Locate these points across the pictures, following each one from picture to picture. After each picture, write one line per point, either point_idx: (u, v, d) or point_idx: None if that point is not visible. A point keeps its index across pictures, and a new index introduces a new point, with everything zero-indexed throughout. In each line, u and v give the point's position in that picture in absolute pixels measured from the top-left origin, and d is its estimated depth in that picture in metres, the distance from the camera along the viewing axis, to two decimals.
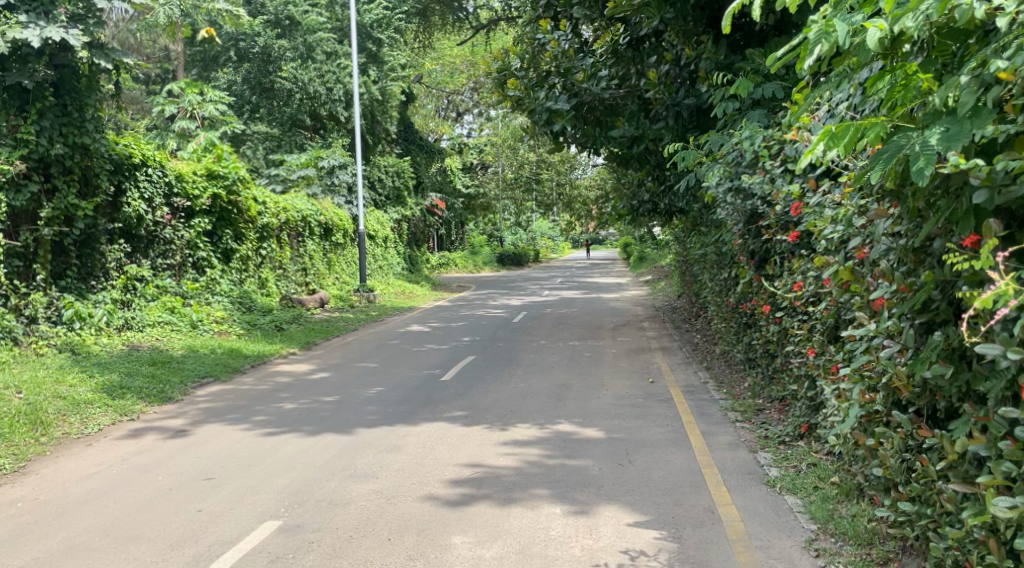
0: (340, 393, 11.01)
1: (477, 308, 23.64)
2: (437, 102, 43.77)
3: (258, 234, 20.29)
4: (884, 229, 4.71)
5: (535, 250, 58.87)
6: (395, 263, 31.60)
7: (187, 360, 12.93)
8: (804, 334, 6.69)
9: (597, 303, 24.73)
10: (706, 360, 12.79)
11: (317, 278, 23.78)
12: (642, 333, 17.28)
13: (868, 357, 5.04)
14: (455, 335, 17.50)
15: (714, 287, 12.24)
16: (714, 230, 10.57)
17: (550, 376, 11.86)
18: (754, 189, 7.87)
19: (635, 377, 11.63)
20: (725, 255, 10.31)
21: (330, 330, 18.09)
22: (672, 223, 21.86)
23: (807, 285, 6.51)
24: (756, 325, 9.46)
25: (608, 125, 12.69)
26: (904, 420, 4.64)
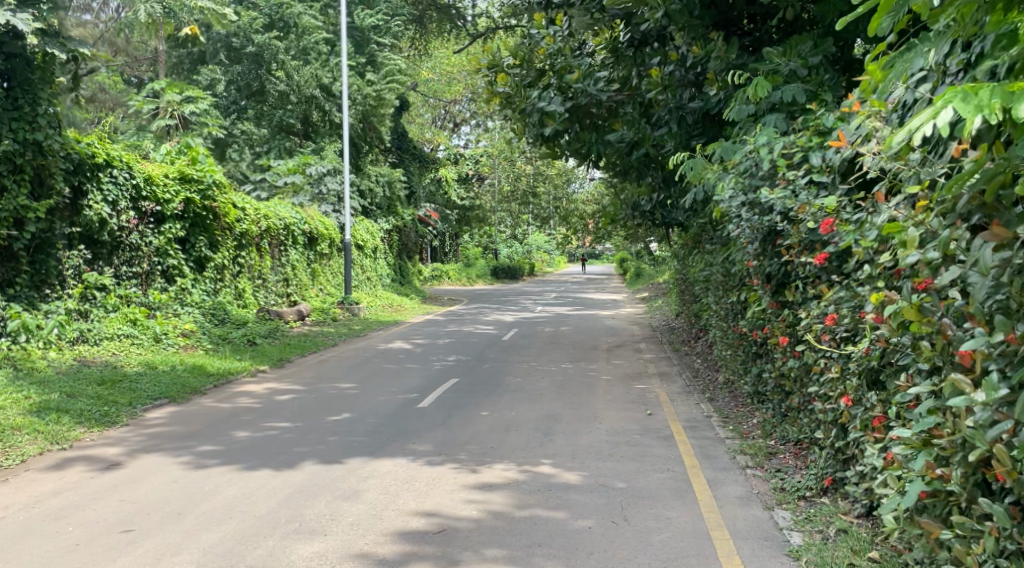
0: (304, 419, 9.95)
1: (466, 324, 22.57)
2: (433, 111, 42.86)
3: (236, 241, 19.19)
4: (988, 257, 3.62)
5: (530, 263, 57.89)
6: (385, 275, 30.49)
7: (143, 379, 11.83)
8: (836, 376, 5.66)
9: (592, 321, 23.66)
10: (709, 389, 11.74)
11: (299, 290, 22.70)
12: (639, 356, 16.20)
13: (943, 423, 3.99)
14: (439, 354, 16.44)
15: (719, 311, 11.23)
16: (722, 249, 9.54)
17: (537, 405, 10.80)
18: (774, 204, 6.77)
19: (630, 407, 10.57)
20: (734, 277, 9.29)
21: (307, 346, 17.02)
22: (671, 240, 20.89)
23: (844, 318, 5.47)
24: (769, 357, 8.43)
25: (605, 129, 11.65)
26: (1003, 515, 3.68)
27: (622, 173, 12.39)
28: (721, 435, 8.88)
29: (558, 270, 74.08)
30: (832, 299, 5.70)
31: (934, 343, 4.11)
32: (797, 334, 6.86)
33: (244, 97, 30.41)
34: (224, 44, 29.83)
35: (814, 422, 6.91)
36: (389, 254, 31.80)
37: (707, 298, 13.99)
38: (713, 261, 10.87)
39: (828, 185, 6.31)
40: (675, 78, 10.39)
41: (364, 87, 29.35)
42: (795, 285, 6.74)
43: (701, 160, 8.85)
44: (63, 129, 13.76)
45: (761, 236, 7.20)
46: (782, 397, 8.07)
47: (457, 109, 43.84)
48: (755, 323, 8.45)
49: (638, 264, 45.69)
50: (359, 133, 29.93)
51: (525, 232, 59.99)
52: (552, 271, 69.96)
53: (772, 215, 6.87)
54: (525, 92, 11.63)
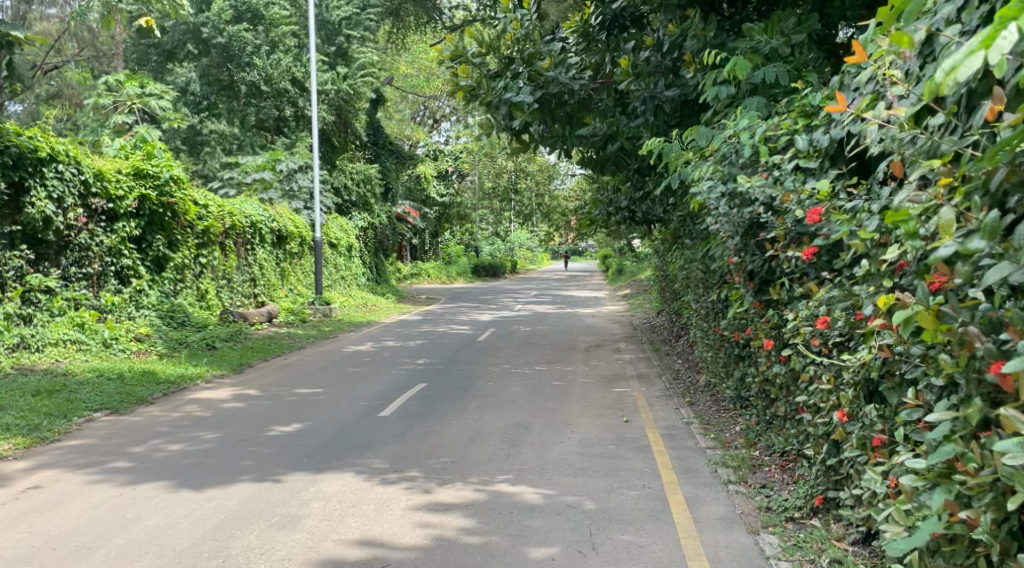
0: (252, 430, 9.19)
1: (441, 324, 21.80)
2: (410, 107, 41.99)
3: (198, 239, 18.35)
4: None
5: (512, 261, 57.08)
6: (361, 274, 29.62)
7: (84, 388, 11.04)
8: (829, 387, 4.99)
9: (571, 320, 22.95)
10: (688, 393, 11.05)
11: (267, 290, 21.87)
12: (618, 356, 15.53)
13: (980, 460, 3.55)
14: (408, 356, 15.69)
15: (699, 310, 10.58)
16: (701, 243, 8.88)
17: (507, 412, 10.08)
18: (755, 193, 6.08)
19: (605, 414, 9.89)
20: (714, 273, 8.62)
21: (270, 349, 16.25)
22: (652, 236, 20.26)
23: (839, 319, 4.80)
24: (752, 361, 7.74)
25: (578, 123, 10.85)
26: None
27: (598, 164, 11.64)
28: (701, 443, 8.20)
29: (541, 267, 73.29)
30: (821, 299, 5.05)
31: (957, 356, 3.65)
32: (783, 337, 6.20)
33: (214, 91, 28.91)
34: (192, 35, 28.30)
35: (803, 434, 6.23)
36: (365, 252, 30.93)
37: (688, 295, 13.31)
38: (693, 256, 10.16)
39: (816, 170, 5.65)
40: (650, 64, 9.53)
41: (339, 83, 28.56)
42: (780, 283, 6.08)
43: (677, 147, 8.14)
44: (2, 121, 12.99)
45: (733, 234, 6.53)
46: (766, 402, 7.40)
47: (436, 105, 42.95)
48: (738, 323, 7.78)
49: (621, 260, 45.04)
50: (332, 129, 29.00)
51: (506, 228, 59.13)
52: (534, 268, 69.23)
53: (753, 205, 6.19)
54: (489, 84, 10.57)
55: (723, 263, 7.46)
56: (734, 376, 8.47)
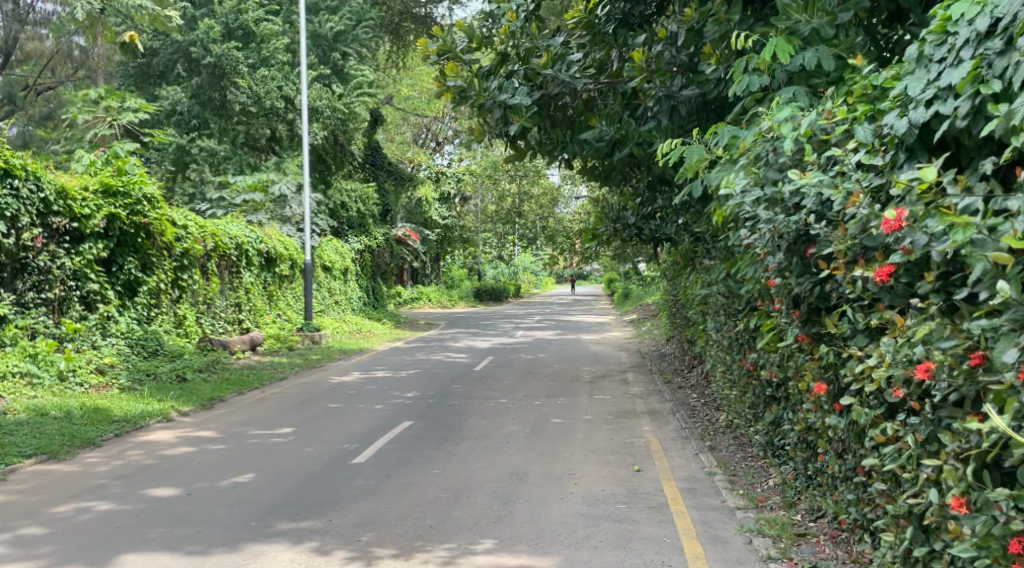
0: (200, 484, 7.88)
1: (437, 352, 20.40)
2: (412, 129, 40.79)
3: (176, 262, 16.94)
4: None
5: (515, 285, 55.75)
6: (357, 298, 28.21)
7: (23, 429, 9.78)
8: (934, 460, 3.82)
9: (576, 347, 21.56)
10: (708, 435, 9.64)
11: (253, 315, 20.37)
12: (626, 389, 14.18)
13: None
14: (397, 388, 14.32)
15: (721, 341, 9.24)
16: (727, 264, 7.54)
17: (500, 458, 8.72)
18: (806, 195, 4.72)
19: (614, 461, 8.57)
20: (743, 298, 7.30)
21: (250, 380, 14.88)
22: (662, 257, 18.93)
23: (946, 373, 3.65)
24: (792, 405, 6.38)
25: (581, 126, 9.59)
26: None
27: (607, 175, 10.26)
28: (729, 502, 6.82)
29: (547, 291, 72.07)
30: (912, 337, 3.87)
31: None
32: (841, 381, 4.90)
33: (207, 111, 27.07)
34: (183, 55, 27.04)
35: (867, 501, 4.84)
36: (361, 276, 29.48)
37: (705, 322, 11.88)
38: (715, 277, 8.65)
39: (886, 165, 4.35)
40: (664, 59, 8.48)
41: (332, 100, 26.78)
42: (836, 311, 4.80)
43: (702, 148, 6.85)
44: None
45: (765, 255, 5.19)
46: (809, 454, 6.04)
47: (439, 126, 41.74)
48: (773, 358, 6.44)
49: (627, 284, 43.63)
50: (326, 147, 27.29)
51: (511, 253, 57.64)
52: (539, 292, 67.71)
53: (801, 213, 4.82)
54: (483, 83, 9.19)
55: (757, 287, 6.15)
56: (765, 418, 7.10)
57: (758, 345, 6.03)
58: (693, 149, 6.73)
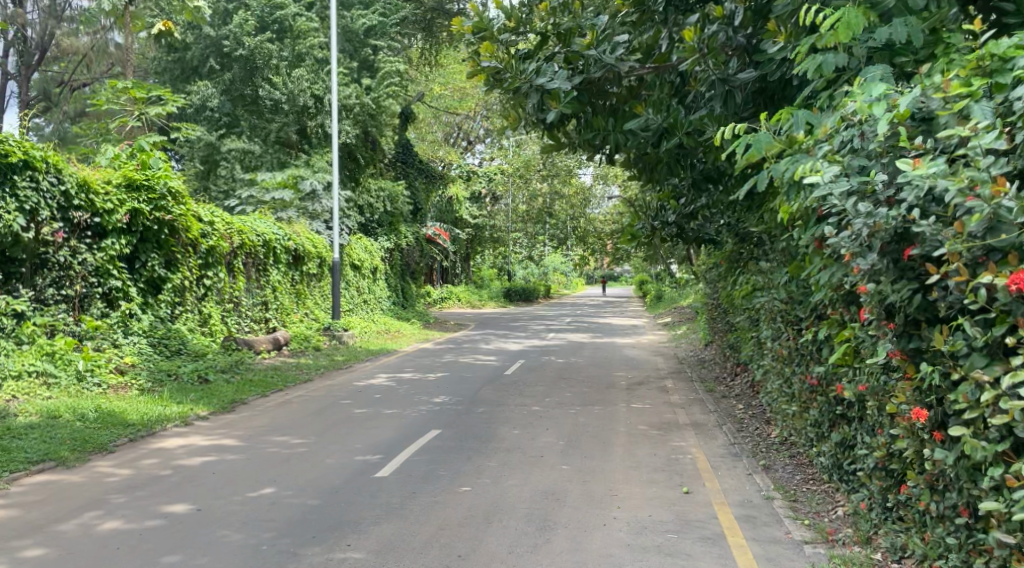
0: (214, 499, 7.32)
1: (466, 354, 19.77)
2: (444, 127, 40.12)
3: (201, 260, 16.07)
4: None
5: (545, 286, 54.99)
6: (386, 297, 27.67)
7: (32, 433, 9.29)
8: None
9: (610, 351, 20.83)
10: (760, 455, 8.96)
11: (280, 315, 19.27)
12: (666, 397, 13.51)
13: None
14: (426, 392, 13.68)
15: (776, 349, 8.55)
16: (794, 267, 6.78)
17: (535, 475, 8.07)
18: (915, 184, 4.30)
19: (659, 479, 7.94)
20: (810, 304, 6.60)
21: (273, 382, 14.12)
22: (704, 259, 18.15)
23: None
24: (871, 427, 5.79)
25: (626, 115, 8.90)
26: None
27: (651, 168, 9.54)
28: (795, 534, 6.19)
29: (578, 292, 71.17)
30: None
31: None
32: (947, 405, 4.51)
33: (238, 107, 26.87)
34: (215, 49, 26.31)
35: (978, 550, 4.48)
36: (390, 275, 28.84)
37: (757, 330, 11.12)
38: (778, 282, 7.76)
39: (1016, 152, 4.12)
40: (719, 41, 7.56)
41: (361, 95, 26.15)
42: (945, 325, 4.41)
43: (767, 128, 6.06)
44: None
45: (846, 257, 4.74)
46: (885, 482, 5.50)
47: (471, 125, 40.99)
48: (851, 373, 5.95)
49: (661, 287, 42.72)
50: (356, 144, 26.63)
51: (540, 253, 56.80)
52: (568, 293, 66.78)
53: (906, 205, 4.41)
54: (518, 65, 8.50)
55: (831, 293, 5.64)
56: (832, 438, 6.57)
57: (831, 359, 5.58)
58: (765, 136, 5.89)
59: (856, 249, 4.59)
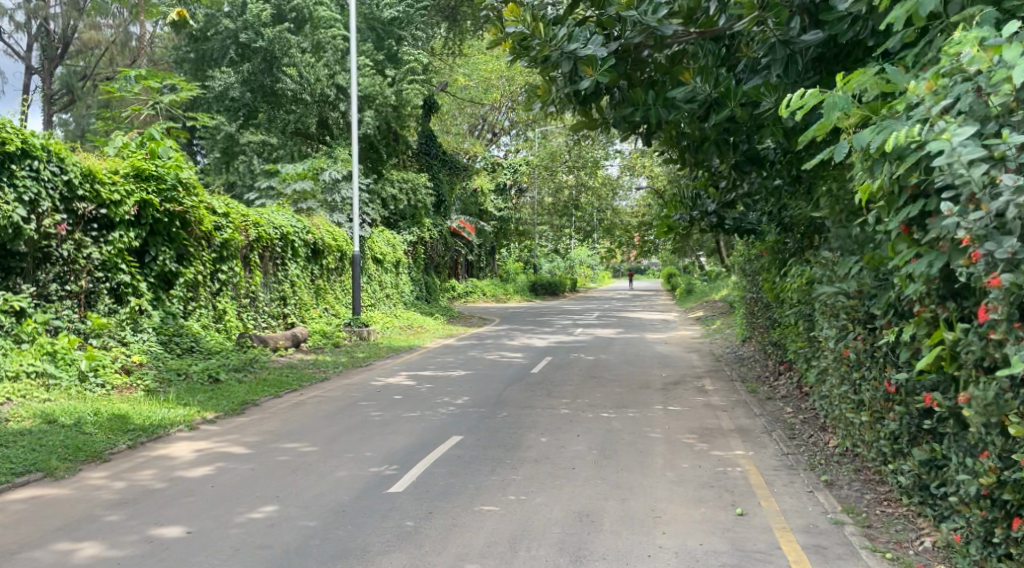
0: (209, 519, 6.49)
1: (493, 350, 18.88)
2: (469, 118, 39.01)
3: (215, 253, 14.97)
4: None
5: (572, 280, 53.93)
6: (408, 292, 26.85)
7: (21, 441, 8.49)
8: None
9: (641, 348, 19.90)
10: (819, 470, 8.04)
11: (299, 309, 18.27)
12: (706, 398, 12.61)
13: None
14: (450, 393, 12.78)
15: (840, 351, 7.66)
16: (875, 260, 5.98)
17: (566, 492, 7.20)
18: None
19: (706, 498, 7.08)
20: (899, 303, 5.82)
21: (287, 382, 13.16)
22: (742, 252, 17.15)
23: None
24: (972, 450, 5.12)
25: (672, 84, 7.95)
26: None
27: (698, 146, 8.36)
28: None
29: (604, 285, 70.16)
30: None
31: None
32: None
33: (259, 99, 25.27)
34: (234, 40, 24.77)
35: None
36: (413, 269, 27.96)
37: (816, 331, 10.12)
38: (852, 276, 6.68)
39: None
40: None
41: (383, 87, 25.07)
42: None
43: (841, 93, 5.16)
44: None
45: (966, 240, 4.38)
46: (990, 513, 4.93)
47: (497, 117, 39.88)
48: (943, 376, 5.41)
49: (692, 281, 41.60)
50: (377, 135, 25.73)
51: (566, 246, 55.73)
52: (594, 286, 65.66)
53: None
54: (549, 31, 7.59)
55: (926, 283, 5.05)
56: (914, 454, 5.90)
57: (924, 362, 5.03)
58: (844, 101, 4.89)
59: (985, 233, 4.23)
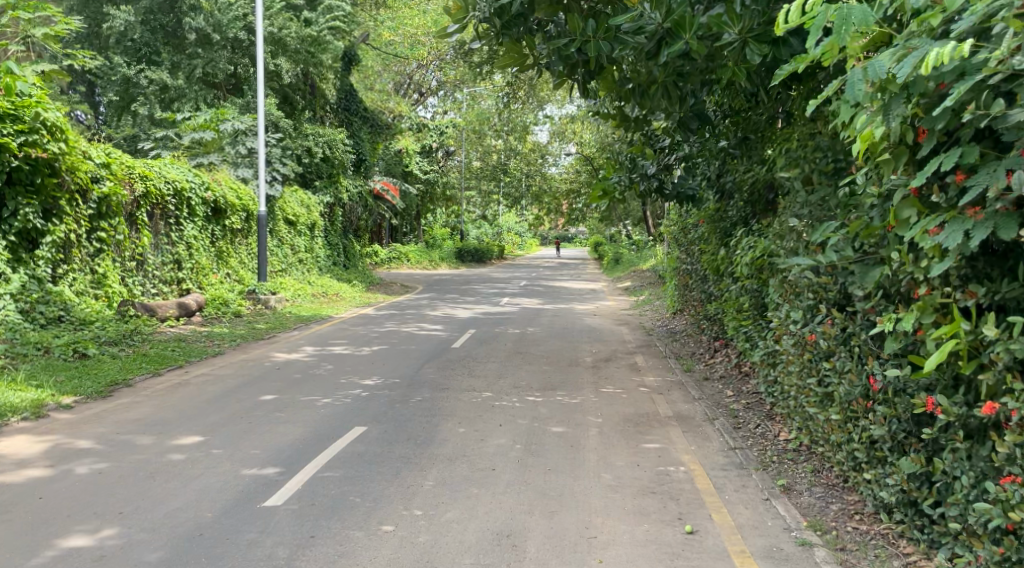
0: (20, 550, 5.12)
1: (410, 322, 17.53)
2: (394, 76, 37.00)
3: (92, 210, 13.28)
4: None
5: (498, 247, 52.63)
6: (323, 256, 25.22)
7: None
8: None
9: (568, 320, 18.82)
10: (772, 469, 6.96)
11: (195, 274, 16.64)
12: (639, 378, 11.53)
13: None
14: (357, 372, 11.46)
15: (800, 336, 6.56)
16: (868, 229, 4.92)
17: (483, 504, 5.97)
18: None
19: (650, 511, 5.91)
20: (901, 285, 4.78)
21: (170, 358, 11.65)
22: (677, 220, 16.04)
23: None
24: (993, 470, 4.21)
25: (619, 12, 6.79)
26: None
27: (643, 92, 7.18)
28: None
29: (530, 253, 69.24)
30: None
31: None
32: None
33: (160, 39, 22.52)
34: None
35: None
36: (330, 232, 26.33)
37: (767, 309, 9.06)
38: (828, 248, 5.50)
39: None
40: None
41: (299, 28, 23.05)
42: None
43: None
44: None
45: None
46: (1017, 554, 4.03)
47: (423, 75, 37.96)
48: (943, 375, 4.48)
49: (621, 250, 40.62)
50: (291, 85, 24.12)
51: (493, 212, 54.34)
52: (522, 254, 64.51)
53: None
54: None
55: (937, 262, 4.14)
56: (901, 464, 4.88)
57: (935, 362, 4.05)
58: (862, 13, 3.94)
59: None
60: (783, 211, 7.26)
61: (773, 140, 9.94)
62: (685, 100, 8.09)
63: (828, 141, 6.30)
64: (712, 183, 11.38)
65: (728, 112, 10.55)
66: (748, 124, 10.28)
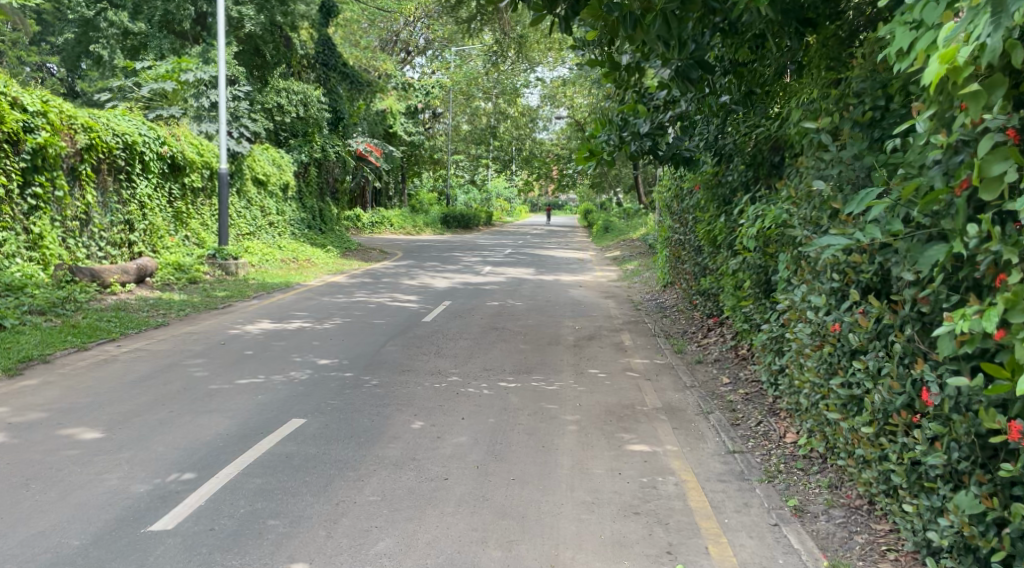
0: None
1: (382, 291, 16.31)
2: (379, 33, 35.34)
3: (26, 164, 11.99)
4: None
5: (486, 213, 51.16)
6: (297, 219, 23.88)
7: None
8: None
9: (552, 292, 17.55)
10: (779, 481, 5.78)
11: (150, 236, 15.39)
12: (626, 360, 10.36)
13: None
14: (312, 349, 10.30)
15: (818, 325, 5.38)
16: (939, 196, 3.82)
17: (426, 530, 4.83)
18: None
19: (630, 544, 4.78)
20: (980, 272, 3.70)
21: (102, 329, 10.48)
22: (671, 185, 14.76)
23: None
24: None
25: None
26: None
27: (637, 22, 5.93)
28: None
29: (520, 220, 67.78)
30: None
31: None
32: None
33: None
34: None
35: None
36: (305, 194, 24.97)
37: (773, 289, 7.88)
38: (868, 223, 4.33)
39: None
40: None
41: None
42: None
43: None
44: None
45: None
46: None
47: (410, 32, 36.27)
48: None
49: (611, 219, 39.22)
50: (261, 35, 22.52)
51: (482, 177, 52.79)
52: (512, 221, 63.05)
53: None
54: None
55: None
56: (959, 500, 3.83)
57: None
58: None
59: None
60: (801, 171, 6.05)
61: (784, 95, 8.62)
62: (684, 38, 6.79)
63: (863, 82, 5.15)
64: (710, 146, 10.06)
65: (731, 65, 9.18)
66: (754, 78, 9.14)
